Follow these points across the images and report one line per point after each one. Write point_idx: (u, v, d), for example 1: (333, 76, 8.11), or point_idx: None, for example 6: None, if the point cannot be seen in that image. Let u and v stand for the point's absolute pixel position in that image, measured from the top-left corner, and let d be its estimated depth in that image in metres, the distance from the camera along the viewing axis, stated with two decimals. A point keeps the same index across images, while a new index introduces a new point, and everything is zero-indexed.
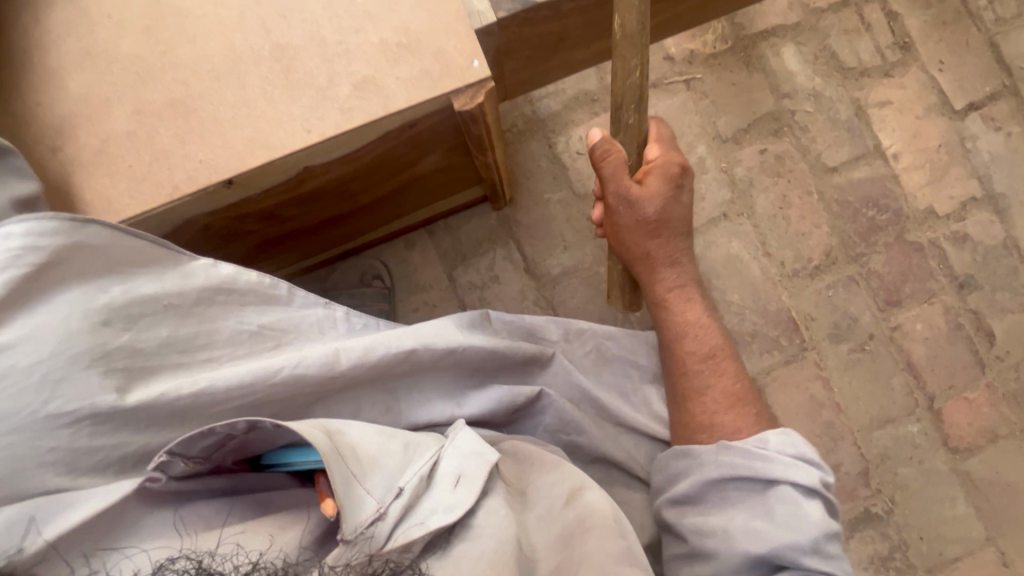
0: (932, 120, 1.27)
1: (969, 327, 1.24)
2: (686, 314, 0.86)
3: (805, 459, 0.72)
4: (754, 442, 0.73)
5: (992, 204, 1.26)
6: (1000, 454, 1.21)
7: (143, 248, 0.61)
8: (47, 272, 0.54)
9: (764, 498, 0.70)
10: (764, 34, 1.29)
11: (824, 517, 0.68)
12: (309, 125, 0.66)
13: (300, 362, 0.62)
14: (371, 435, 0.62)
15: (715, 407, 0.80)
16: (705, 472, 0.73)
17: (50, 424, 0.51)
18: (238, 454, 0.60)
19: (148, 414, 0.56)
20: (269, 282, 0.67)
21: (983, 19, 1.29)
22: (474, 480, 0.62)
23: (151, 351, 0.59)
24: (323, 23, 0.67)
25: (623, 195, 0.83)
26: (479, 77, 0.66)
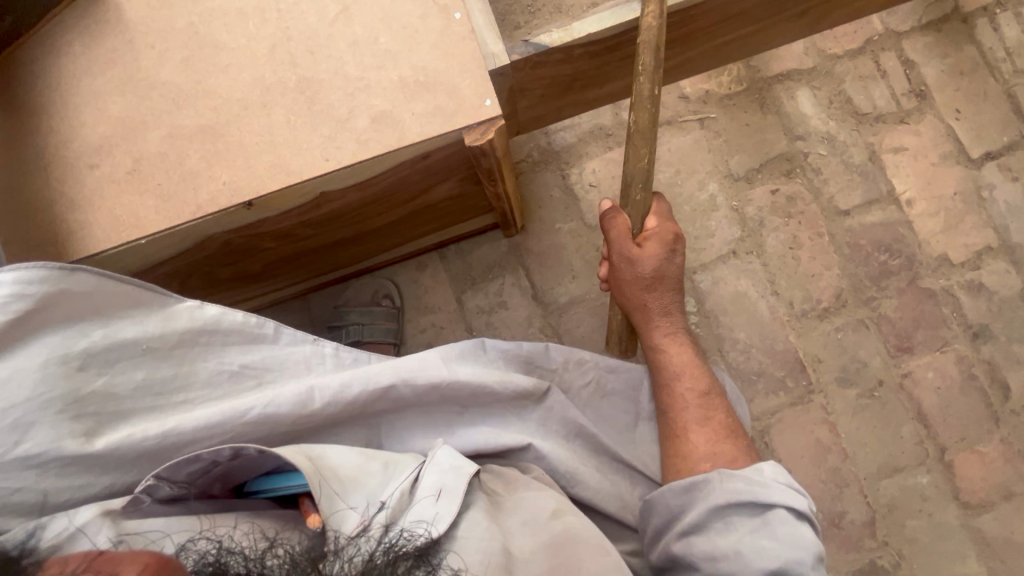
0: (947, 167, 1.27)
1: (982, 378, 1.21)
2: (679, 357, 0.86)
3: (795, 486, 0.73)
4: (752, 472, 0.74)
5: (1009, 254, 1.24)
6: (1015, 512, 1.17)
7: (126, 291, 0.67)
8: (34, 324, 0.63)
9: (765, 521, 0.70)
10: (779, 78, 1.32)
11: (815, 540, 0.69)
12: (328, 153, 0.69)
13: (267, 403, 0.68)
14: (353, 456, 0.66)
15: (707, 448, 0.79)
16: (710, 499, 0.72)
17: (26, 460, 0.61)
18: (224, 482, 0.66)
19: (110, 456, 0.64)
20: (254, 322, 0.73)
21: (1001, 70, 1.29)
22: (455, 492, 0.65)
23: (123, 394, 0.66)
24: (347, 59, 0.71)
25: (626, 255, 0.85)
26: (489, 115, 0.69)
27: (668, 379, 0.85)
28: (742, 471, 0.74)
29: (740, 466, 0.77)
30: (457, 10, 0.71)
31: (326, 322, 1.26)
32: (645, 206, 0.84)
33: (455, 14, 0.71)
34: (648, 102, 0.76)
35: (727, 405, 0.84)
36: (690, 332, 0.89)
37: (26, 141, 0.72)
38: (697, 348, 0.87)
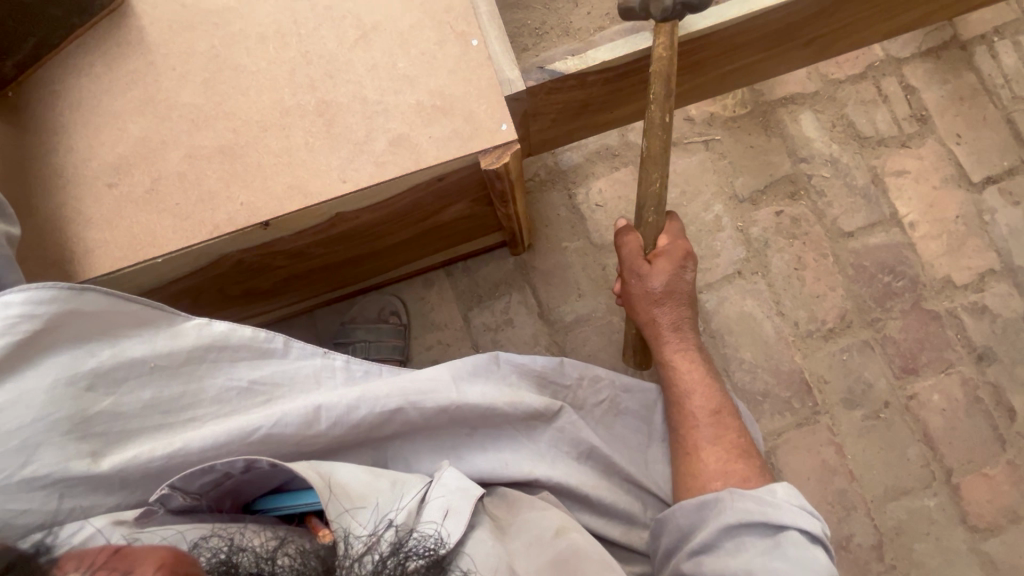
0: (949, 191, 1.29)
1: (988, 400, 1.21)
2: (692, 373, 0.86)
3: (810, 509, 0.72)
4: (764, 492, 0.73)
5: (1011, 277, 1.25)
6: (1022, 536, 1.16)
7: (135, 310, 0.67)
8: (41, 344, 0.62)
9: (776, 542, 0.69)
10: (782, 101, 1.34)
11: (830, 565, 0.68)
12: (345, 175, 0.70)
13: (275, 422, 0.68)
14: (363, 474, 0.66)
15: (718, 467, 0.80)
16: (721, 519, 0.72)
17: (32, 483, 0.61)
18: (233, 496, 0.68)
19: (118, 476, 0.64)
20: (264, 337, 0.72)
21: (1000, 96, 1.32)
22: (461, 516, 0.65)
23: (130, 413, 0.66)
24: (366, 83, 0.72)
25: (636, 271, 0.86)
26: (505, 140, 0.70)
27: (679, 395, 0.85)
28: (755, 492, 0.73)
29: (751, 486, 0.77)
30: (474, 37, 0.72)
31: (332, 339, 1.26)
32: (657, 227, 0.85)
33: (472, 41, 0.72)
34: (659, 129, 0.78)
35: (739, 424, 0.84)
36: (703, 348, 0.89)
37: (46, 160, 0.73)
38: (709, 365, 0.88)
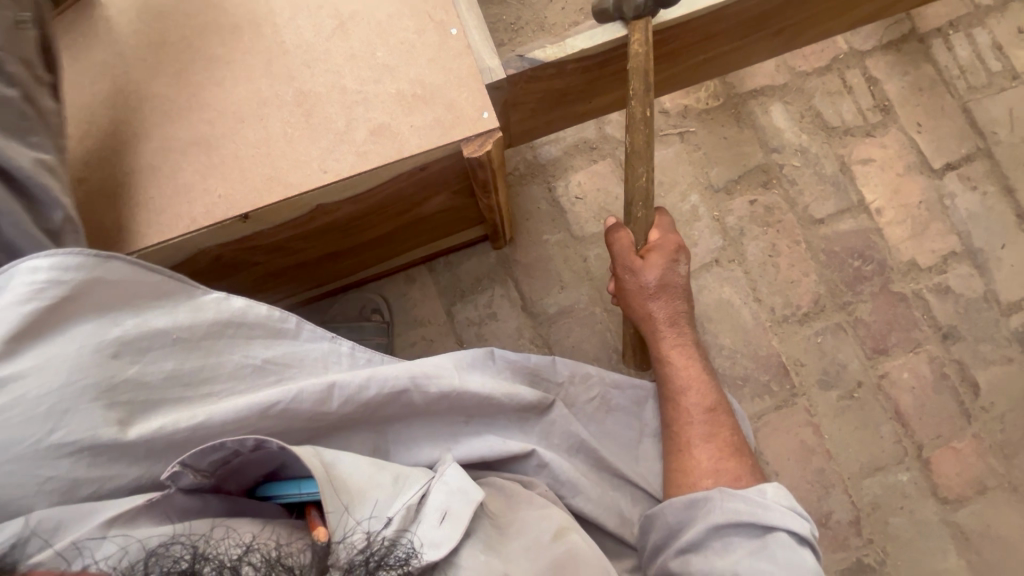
0: (912, 178, 1.34)
1: (953, 377, 1.26)
2: (686, 369, 0.87)
3: (798, 509, 0.74)
4: (753, 493, 0.75)
5: (972, 259, 1.31)
6: (990, 506, 1.21)
7: (157, 282, 0.65)
8: (67, 309, 0.59)
9: (764, 543, 0.71)
10: (753, 94, 1.38)
11: (816, 565, 0.70)
12: (326, 165, 0.70)
13: (294, 397, 0.65)
14: (365, 466, 0.64)
15: (709, 462, 0.81)
16: (710, 518, 0.74)
17: (58, 453, 0.56)
18: (237, 479, 0.65)
19: (145, 448, 0.60)
20: (278, 316, 0.71)
21: (956, 86, 1.38)
22: (459, 520, 0.63)
23: (152, 384, 0.62)
24: (344, 73, 0.71)
25: (627, 266, 0.87)
26: (487, 128, 0.70)
27: (672, 390, 0.87)
28: (744, 492, 0.75)
29: (741, 485, 0.79)
30: (453, 26, 0.72)
31: None
32: (645, 221, 0.86)
33: (451, 29, 0.72)
34: (641, 124, 0.79)
35: (733, 421, 0.85)
36: (698, 342, 0.90)
37: None
38: (703, 360, 0.88)
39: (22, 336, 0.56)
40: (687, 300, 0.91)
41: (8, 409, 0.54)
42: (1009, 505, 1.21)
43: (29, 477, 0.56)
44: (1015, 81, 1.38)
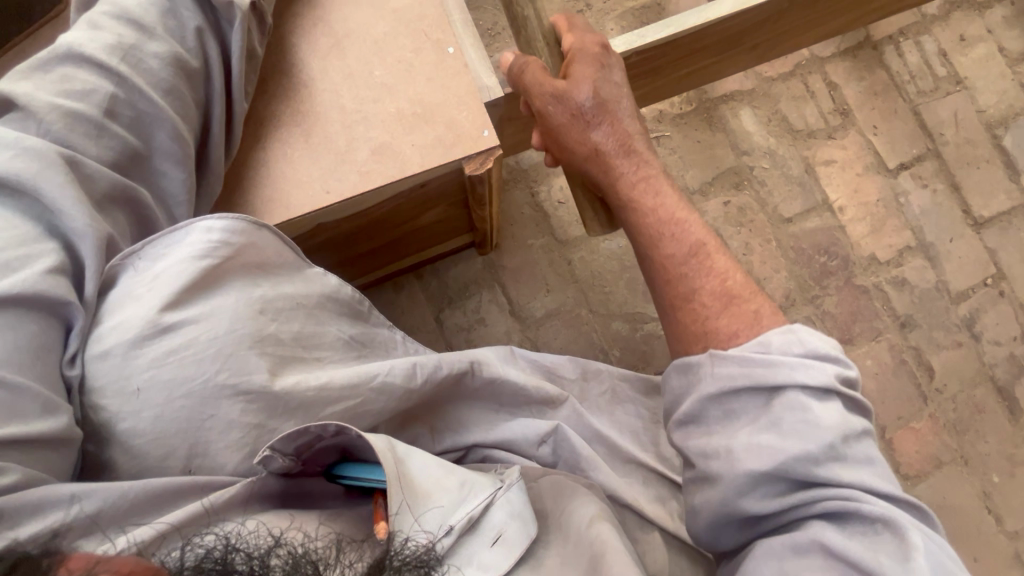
0: (870, 177, 1.43)
1: (911, 362, 1.36)
2: (662, 206, 0.75)
3: (817, 355, 0.61)
4: (754, 348, 0.63)
5: (925, 252, 1.41)
6: (945, 479, 1.31)
7: (283, 250, 0.62)
8: (228, 266, 0.55)
9: (770, 409, 0.60)
10: (724, 98, 1.44)
11: (842, 418, 0.58)
12: (328, 186, 0.72)
13: (388, 370, 0.61)
14: (434, 466, 0.56)
15: (717, 308, 0.70)
16: (704, 388, 0.64)
17: (218, 396, 0.50)
18: (317, 459, 0.57)
19: (288, 402, 0.53)
20: (357, 298, 0.69)
21: (908, 91, 1.47)
22: (512, 547, 0.56)
23: (288, 341, 0.57)
24: (343, 92, 0.75)
25: (549, 93, 0.76)
26: (486, 146, 0.73)
27: (657, 237, 0.75)
28: (742, 350, 0.63)
29: (742, 338, 0.66)
30: (450, 45, 0.76)
31: None
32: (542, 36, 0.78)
33: (448, 48, 0.76)
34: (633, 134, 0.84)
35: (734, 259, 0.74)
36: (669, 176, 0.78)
37: None
38: (680, 195, 0.77)
39: (191, 284, 0.52)
40: (632, 119, 0.78)
41: (180, 351, 0.50)
42: (961, 477, 1.32)
43: (194, 423, 0.50)
44: (959, 86, 1.48)
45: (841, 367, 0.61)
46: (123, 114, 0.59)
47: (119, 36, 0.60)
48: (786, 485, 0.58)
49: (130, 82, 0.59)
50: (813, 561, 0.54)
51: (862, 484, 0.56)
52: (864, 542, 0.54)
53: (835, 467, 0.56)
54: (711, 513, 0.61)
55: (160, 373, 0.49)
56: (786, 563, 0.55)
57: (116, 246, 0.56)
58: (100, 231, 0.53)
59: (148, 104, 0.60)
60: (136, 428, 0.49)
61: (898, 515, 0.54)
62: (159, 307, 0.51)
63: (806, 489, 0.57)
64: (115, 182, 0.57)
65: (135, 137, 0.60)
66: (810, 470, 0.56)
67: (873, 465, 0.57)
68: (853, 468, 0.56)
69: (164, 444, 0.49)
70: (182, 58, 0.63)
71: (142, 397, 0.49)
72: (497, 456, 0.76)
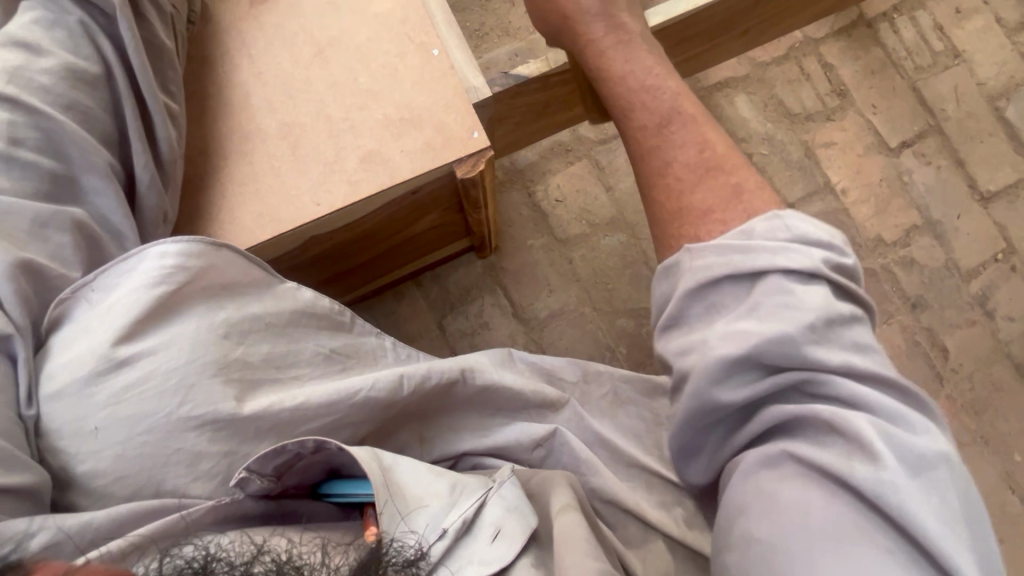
0: (872, 158, 1.41)
1: (925, 344, 1.33)
2: (633, 74, 0.75)
3: (805, 240, 0.56)
4: (737, 235, 0.58)
5: (932, 231, 1.38)
6: (966, 460, 1.28)
7: (246, 268, 0.60)
8: (185, 293, 0.55)
9: (751, 296, 0.55)
10: (718, 86, 1.43)
11: (828, 301, 0.54)
12: (317, 198, 0.70)
13: (373, 385, 0.59)
14: (423, 470, 0.55)
15: (692, 181, 0.66)
16: (684, 283, 0.59)
17: (181, 429, 0.51)
18: (302, 477, 0.55)
19: (260, 426, 0.53)
20: (337, 308, 0.66)
21: (905, 67, 1.45)
22: (512, 542, 0.54)
23: (256, 364, 0.56)
24: (328, 102, 0.73)
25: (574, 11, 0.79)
26: (478, 147, 0.71)
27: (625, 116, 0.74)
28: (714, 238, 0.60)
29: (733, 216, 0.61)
30: (434, 47, 0.74)
31: None
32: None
33: (432, 50, 0.74)
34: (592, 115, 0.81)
35: (711, 131, 0.71)
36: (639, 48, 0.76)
37: None
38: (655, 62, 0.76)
39: (144, 317, 0.52)
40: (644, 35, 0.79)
41: (134, 387, 0.50)
42: (982, 457, 1.29)
43: (162, 454, 0.50)
44: (958, 60, 1.45)
45: (834, 252, 0.57)
46: (27, 137, 0.58)
47: (12, 58, 0.60)
48: (759, 370, 0.54)
49: (23, 102, 0.58)
50: (786, 468, 0.51)
51: (848, 372, 0.52)
52: (836, 445, 0.50)
53: (821, 350, 0.52)
54: (678, 448, 0.61)
55: (117, 410, 0.50)
56: (756, 475, 0.52)
57: (49, 274, 0.56)
58: (12, 264, 0.53)
59: (52, 121, 0.59)
60: (102, 467, 0.50)
61: (868, 406, 0.51)
62: (111, 343, 0.51)
63: (777, 376, 0.54)
64: (33, 215, 0.57)
65: (48, 158, 0.59)
66: (787, 353, 0.52)
67: (866, 356, 0.53)
68: (842, 360, 0.52)
69: (129, 481, 0.50)
70: (75, 67, 0.62)
71: (102, 433, 0.50)
72: (488, 463, 0.72)
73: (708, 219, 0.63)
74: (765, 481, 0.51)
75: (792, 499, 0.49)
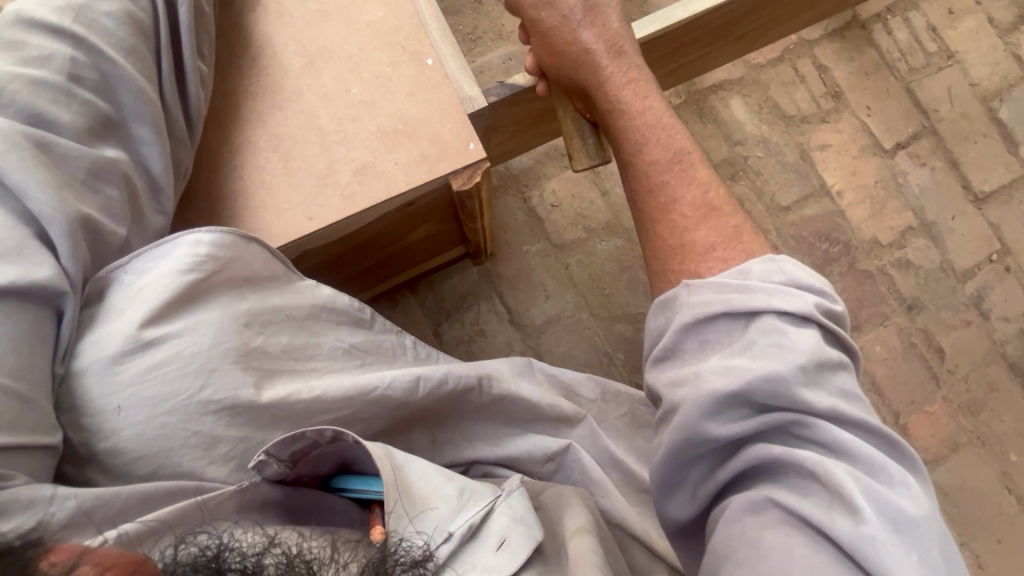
0: (867, 159, 1.41)
1: (921, 345, 1.33)
2: (649, 109, 0.71)
3: (802, 286, 0.56)
4: (732, 275, 0.58)
5: (927, 232, 1.38)
6: (963, 461, 1.29)
7: (270, 263, 0.60)
8: (214, 281, 0.54)
9: (746, 334, 0.54)
10: (712, 89, 1.42)
11: (819, 345, 0.53)
12: (310, 212, 0.69)
13: (388, 383, 0.59)
14: (432, 473, 0.54)
15: (697, 219, 0.65)
16: (679, 318, 0.58)
17: (199, 413, 0.50)
18: (318, 466, 0.55)
19: (275, 414, 0.53)
20: (358, 306, 0.65)
21: (899, 69, 1.45)
22: (516, 554, 0.52)
23: (275, 355, 0.55)
24: (320, 113, 0.72)
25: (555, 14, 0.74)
26: (474, 159, 0.70)
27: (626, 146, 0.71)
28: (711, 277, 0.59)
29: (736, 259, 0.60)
30: (428, 56, 0.73)
31: None
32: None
33: (426, 60, 0.73)
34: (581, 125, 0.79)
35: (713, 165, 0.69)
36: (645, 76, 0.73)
37: None
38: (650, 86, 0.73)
39: (174, 300, 0.51)
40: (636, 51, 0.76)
41: (160, 367, 0.49)
42: (979, 458, 1.29)
43: (178, 437, 0.49)
44: (950, 61, 1.46)
45: (825, 299, 0.57)
46: (87, 78, 0.57)
47: None
48: (750, 408, 0.53)
49: (88, 43, 0.57)
50: (771, 516, 0.50)
51: (835, 417, 0.51)
52: (820, 496, 0.49)
53: (810, 394, 0.51)
54: (659, 479, 0.58)
55: (140, 389, 0.49)
56: (741, 521, 0.51)
57: (99, 228, 0.54)
58: (71, 214, 0.51)
59: (110, 65, 0.58)
60: (119, 445, 0.49)
61: (858, 454, 0.50)
62: (140, 323, 0.50)
63: (770, 413, 0.52)
64: (91, 161, 0.55)
65: (102, 100, 0.58)
66: (779, 392, 0.51)
67: (852, 404, 0.53)
68: (832, 405, 0.51)
69: (151, 459, 0.49)
70: (132, 13, 0.62)
71: (124, 413, 0.49)
72: (499, 472, 0.72)
73: (709, 255, 0.62)
74: (750, 527, 0.50)
75: (776, 550, 0.47)
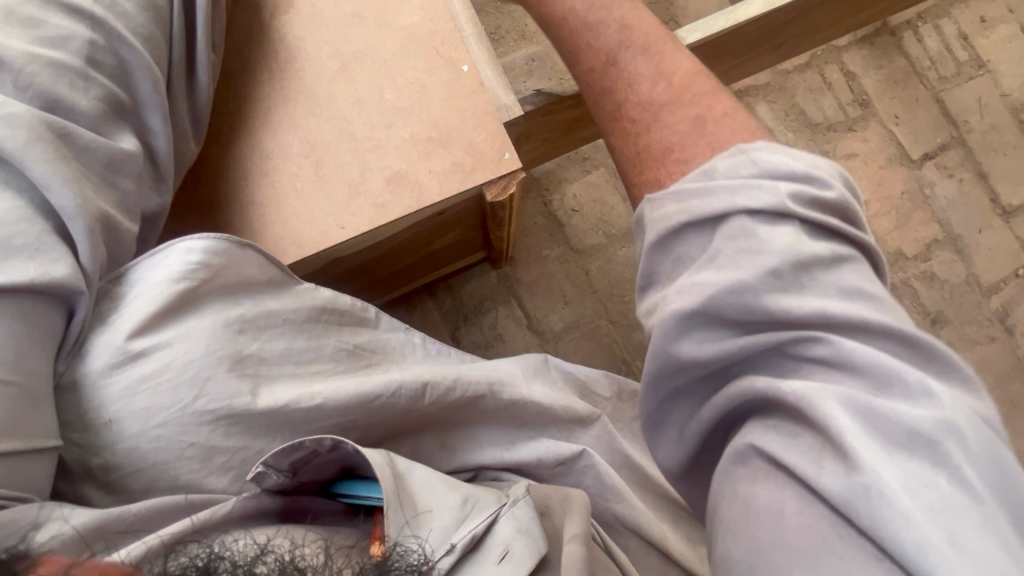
0: (893, 169, 1.38)
1: None
2: (575, 10, 0.68)
3: (774, 173, 0.48)
4: (696, 177, 0.51)
5: (953, 245, 1.36)
6: None
7: (264, 266, 0.57)
8: (207, 290, 0.52)
9: (712, 244, 0.48)
10: (738, 94, 1.40)
11: (798, 242, 0.46)
12: (342, 221, 0.67)
13: (395, 390, 0.57)
14: (435, 482, 0.52)
15: (652, 116, 0.60)
16: (645, 240, 0.52)
17: (196, 423, 0.48)
18: (321, 470, 0.52)
19: (273, 420, 0.51)
20: (360, 305, 0.64)
21: (928, 77, 1.42)
22: (521, 565, 0.49)
23: (272, 360, 0.54)
24: (352, 118, 0.70)
25: None
26: (509, 169, 0.68)
27: (575, 48, 0.67)
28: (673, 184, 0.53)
29: (689, 155, 0.55)
30: (463, 62, 0.72)
31: None
32: None
33: (461, 66, 0.71)
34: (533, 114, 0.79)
35: (678, 53, 0.63)
36: None
37: None
38: None
39: (166, 309, 0.49)
40: None
41: (150, 379, 0.47)
42: None
43: (173, 447, 0.47)
44: (982, 70, 1.43)
45: (811, 185, 0.48)
46: (104, 62, 0.55)
47: None
48: (718, 325, 0.47)
49: (110, 28, 0.56)
50: (757, 465, 0.45)
51: (826, 324, 0.44)
52: (811, 437, 0.43)
53: (785, 298, 0.45)
54: (648, 418, 0.54)
55: (133, 401, 0.47)
56: (731, 476, 0.46)
57: (112, 223, 0.53)
58: (90, 213, 0.50)
59: (129, 52, 0.57)
60: (117, 456, 0.47)
61: (853, 372, 0.43)
62: (129, 334, 0.48)
63: (751, 335, 0.46)
64: (110, 151, 0.53)
65: (117, 84, 0.56)
66: (743, 303, 0.45)
67: (858, 305, 0.44)
68: (810, 308, 0.44)
69: (149, 472, 0.47)
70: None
71: (121, 425, 0.47)
72: (507, 477, 0.68)
73: (668, 159, 0.56)
74: (740, 485, 0.45)
75: (768, 510, 0.42)
